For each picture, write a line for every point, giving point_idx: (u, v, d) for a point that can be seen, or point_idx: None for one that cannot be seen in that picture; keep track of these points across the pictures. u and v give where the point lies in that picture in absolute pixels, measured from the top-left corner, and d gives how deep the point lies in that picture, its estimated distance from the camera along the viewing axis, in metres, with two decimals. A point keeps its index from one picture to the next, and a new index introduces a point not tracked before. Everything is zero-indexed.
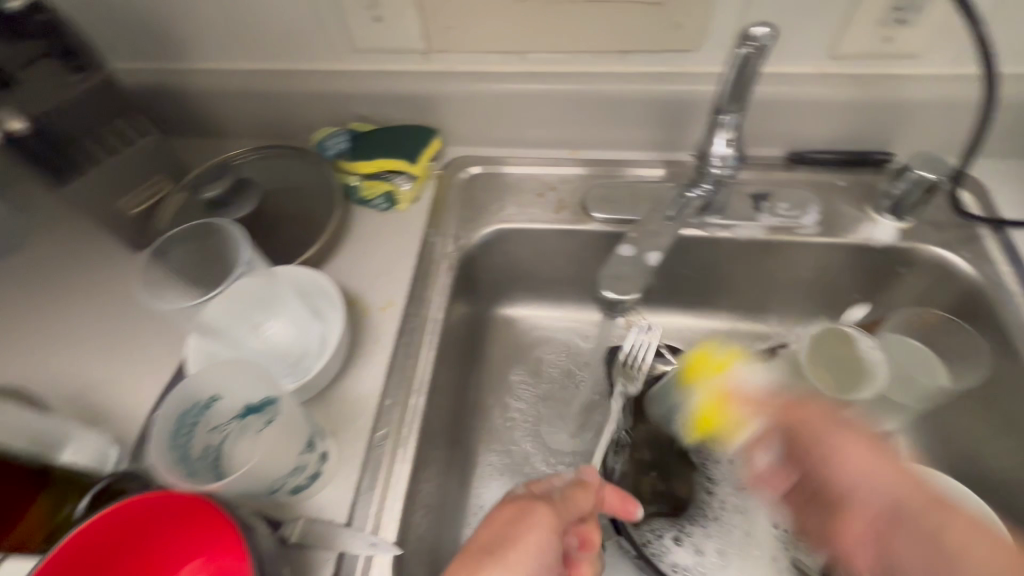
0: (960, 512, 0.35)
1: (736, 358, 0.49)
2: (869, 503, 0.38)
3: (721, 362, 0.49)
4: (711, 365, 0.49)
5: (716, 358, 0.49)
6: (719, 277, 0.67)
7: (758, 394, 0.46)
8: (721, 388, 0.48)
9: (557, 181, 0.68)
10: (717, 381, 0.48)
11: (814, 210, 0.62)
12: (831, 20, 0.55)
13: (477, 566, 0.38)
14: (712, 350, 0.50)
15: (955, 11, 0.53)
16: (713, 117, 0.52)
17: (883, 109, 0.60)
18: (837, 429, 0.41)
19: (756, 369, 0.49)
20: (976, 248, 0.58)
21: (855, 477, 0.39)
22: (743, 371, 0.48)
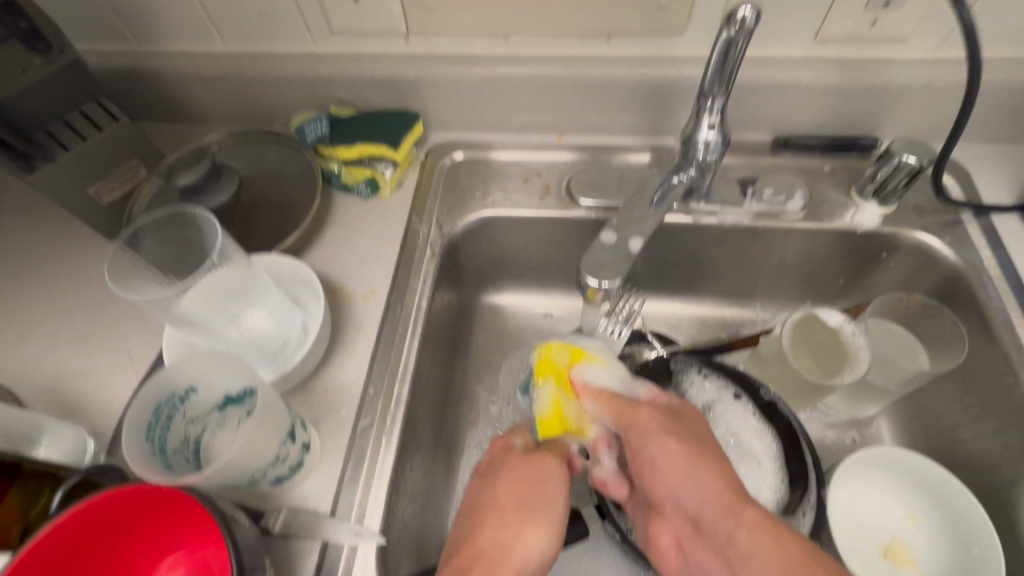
0: (748, 518, 0.37)
1: (583, 357, 0.48)
2: (679, 508, 0.41)
3: (562, 365, 0.48)
4: (547, 370, 0.48)
5: (553, 361, 0.48)
6: (705, 263, 0.67)
7: (600, 393, 0.46)
8: (556, 393, 0.47)
9: (543, 167, 0.68)
10: (549, 387, 0.47)
11: (799, 195, 0.62)
12: (817, 2, 0.54)
13: (522, 528, 0.42)
14: (551, 354, 0.48)
15: None
16: (697, 102, 0.51)
17: (868, 93, 0.59)
18: (654, 439, 0.42)
19: (604, 368, 0.48)
20: (959, 233, 0.58)
21: (668, 486, 0.41)
22: (585, 369, 0.47)
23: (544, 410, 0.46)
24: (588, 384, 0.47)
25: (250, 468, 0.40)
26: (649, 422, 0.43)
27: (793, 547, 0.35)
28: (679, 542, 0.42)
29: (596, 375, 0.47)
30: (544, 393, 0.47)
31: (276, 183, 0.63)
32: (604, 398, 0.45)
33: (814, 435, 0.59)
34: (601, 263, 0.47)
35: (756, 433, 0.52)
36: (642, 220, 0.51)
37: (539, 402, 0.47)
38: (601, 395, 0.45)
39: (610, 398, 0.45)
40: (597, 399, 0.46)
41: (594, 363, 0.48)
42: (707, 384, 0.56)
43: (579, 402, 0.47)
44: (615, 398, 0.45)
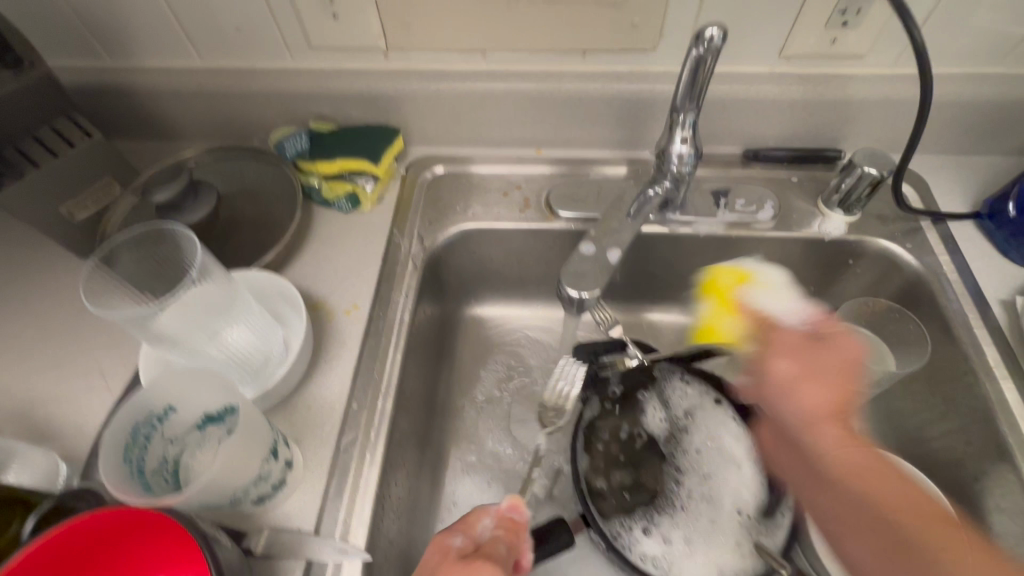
0: (891, 492, 0.39)
1: (747, 278, 0.56)
2: (820, 469, 0.43)
3: (726, 283, 0.56)
4: (719, 292, 0.56)
5: (716, 279, 0.56)
6: (681, 273, 0.69)
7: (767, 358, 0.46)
8: (710, 308, 0.56)
9: (522, 181, 0.69)
10: (706, 303, 0.57)
11: (769, 205, 0.64)
12: (779, 22, 0.57)
13: None
14: (716, 275, 0.57)
15: (893, 15, 0.55)
16: (670, 117, 0.53)
17: (830, 108, 0.62)
18: (802, 409, 0.44)
19: (771, 291, 0.55)
20: (919, 239, 0.61)
21: (817, 452, 0.43)
22: (749, 289, 0.55)
23: (700, 318, 0.58)
24: (752, 300, 0.54)
25: (232, 488, 0.40)
26: (814, 344, 0.46)
27: (945, 535, 0.36)
28: (782, 430, 0.48)
29: (761, 295, 0.54)
30: (700, 310, 0.58)
31: (256, 198, 0.63)
32: (769, 322, 0.50)
33: None
34: (581, 273, 0.48)
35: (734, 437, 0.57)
36: (619, 231, 0.52)
37: (700, 310, 0.57)
38: (765, 316, 0.51)
39: (773, 323, 0.49)
40: (762, 318, 0.51)
41: (756, 284, 0.55)
42: (689, 389, 0.60)
43: None
44: (774, 326, 0.49)
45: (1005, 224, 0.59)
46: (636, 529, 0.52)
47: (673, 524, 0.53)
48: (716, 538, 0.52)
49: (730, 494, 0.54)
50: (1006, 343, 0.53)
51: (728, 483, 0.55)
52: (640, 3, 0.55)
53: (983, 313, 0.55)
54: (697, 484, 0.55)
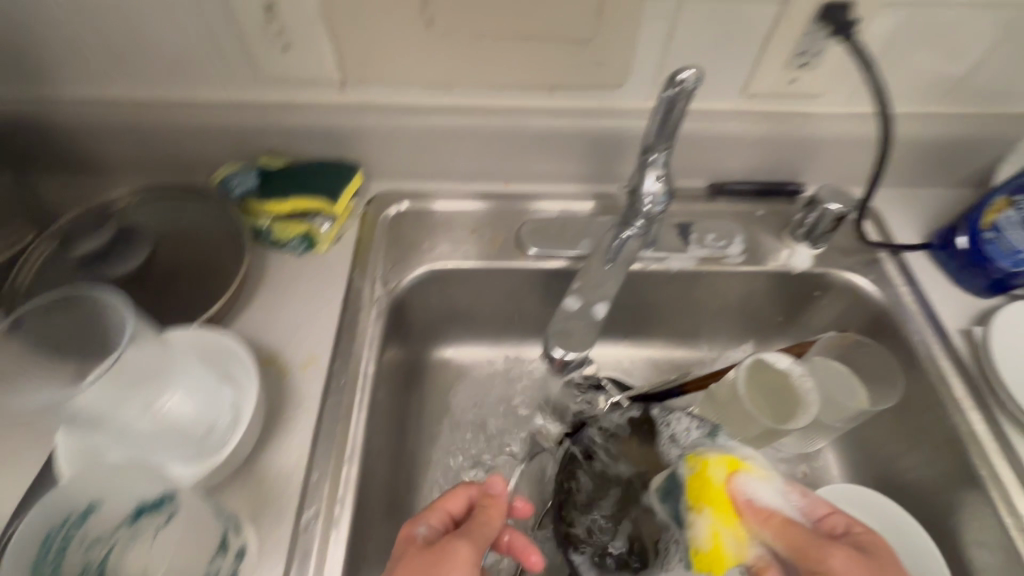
0: None
1: (741, 466, 0.44)
2: None
3: (719, 482, 0.43)
4: (715, 496, 0.43)
5: (708, 478, 0.44)
6: (654, 308, 0.68)
7: (766, 509, 0.42)
8: (712, 523, 0.42)
9: (490, 217, 0.66)
10: (706, 517, 0.42)
11: (738, 240, 0.64)
12: (741, 63, 0.57)
13: None
14: (705, 467, 0.44)
15: (848, 58, 0.57)
16: (642, 157, 0.53)
17: (792, 144, 0.63)
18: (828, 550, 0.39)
19: (770, 482, 0.44)
20: (880, 271, 0.62)
21: None
22: (747, 480, 0.43)
23: (700, 542, 0.42)
24: (752, 499, 0.42)
25: None
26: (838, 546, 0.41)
27: None
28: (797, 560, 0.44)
29: (759, 487, 0.43)
30: (700, 523, 0.43)
31: (198, 241, 0.57)
32: (774, 518, 0.41)
33: None
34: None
35: None
36: None
37: (695, 533, 0.43)
38: (770, 514, 0.41)
39: (784, 521, 0.41)
40: (766, 522, 0.41)
41: (754, 473, 0.44)
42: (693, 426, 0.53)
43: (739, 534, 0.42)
44: (789, 523, 0.41)
45: (959, 254, 0.60)
46: None
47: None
48: None
49: None
50: (969, 374, 0.54)
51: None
52: (608, 40, 0.54)
53: (945, 344, 0.57)
54: None
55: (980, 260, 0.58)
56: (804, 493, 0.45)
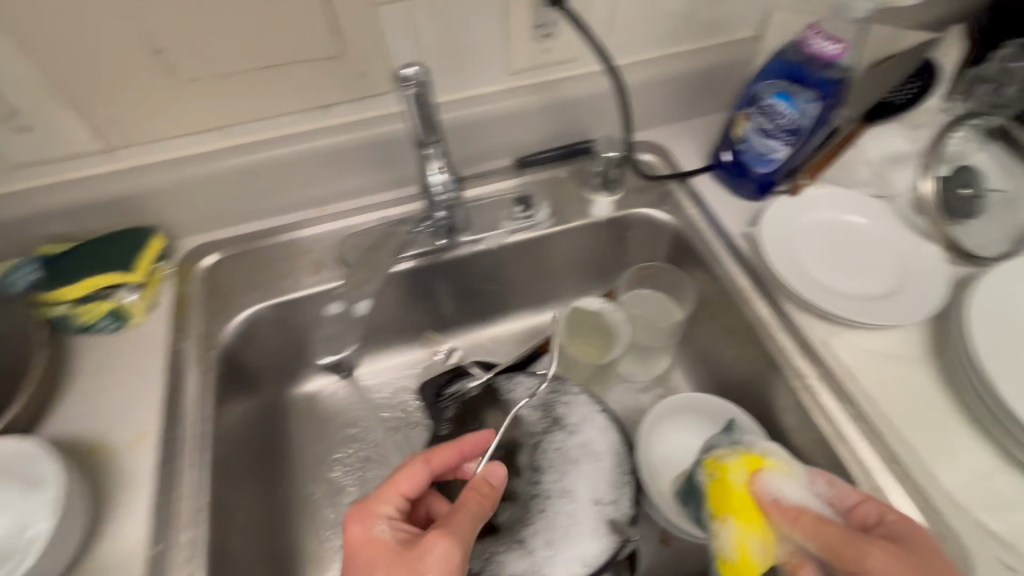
0: None
1: (762, 464, 0.44)
2: None
3: (742, 486, 0.43)
4: (738, 502, 0.42)
5: (730, 485, 0.43)
6: (495, 286, 0.72)
7: (793, 507, 0.41)
8: (737, 532, 0.41)
9: (311, 244, 0.66)
10: (729, 525, 0.42)
11: (544, 206, 0.69)
12: (496, 45, 0.61)
13: None
14: (725, 473, 0.44)
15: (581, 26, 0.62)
16: (421, 152, 0.56)
17: (568, 108, 0.69)
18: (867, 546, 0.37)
19: (793, 477, 0.43)
20: (671, 202, 0.69)
21: None
22: (770, 478, 0.42)
23: (727, 552, 0.41)
24: (779, 497, 0.42)
25: None
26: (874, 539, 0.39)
27: None
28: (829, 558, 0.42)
29: (785, 486, 0.42)
30: (726, 532, 0.42)
31: None
32: (804, 517, 0.40)
33: (626, 406, 0.67)
34: None
35: (601, 430, 0.56)
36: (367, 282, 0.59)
37: (721, 543, 0.42)
38: (798, 513, 0.40)
39: (813, 520, 0.39)
40: (795, 522, 0.40)
41: (777, 470, 0.43)
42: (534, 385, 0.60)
43: (767, 543, 0.41)
44: (821, 521, 0.39)
45: (728, 168, 0.67)
46: (500, 550, 0.50)
47: (532, 529, 0.51)
48: (575, 530, 0.50)
49: (586, 484, 0.53)
50: (751, 269, 0.62)
51: (586, 477, 0.53)
52: (360, 51, 0.56)
53: (731, 250, 0.64)
54: (555, 478, 0.54)
55: (744, 170, 0.65)
56: (831, 481, 0.44)
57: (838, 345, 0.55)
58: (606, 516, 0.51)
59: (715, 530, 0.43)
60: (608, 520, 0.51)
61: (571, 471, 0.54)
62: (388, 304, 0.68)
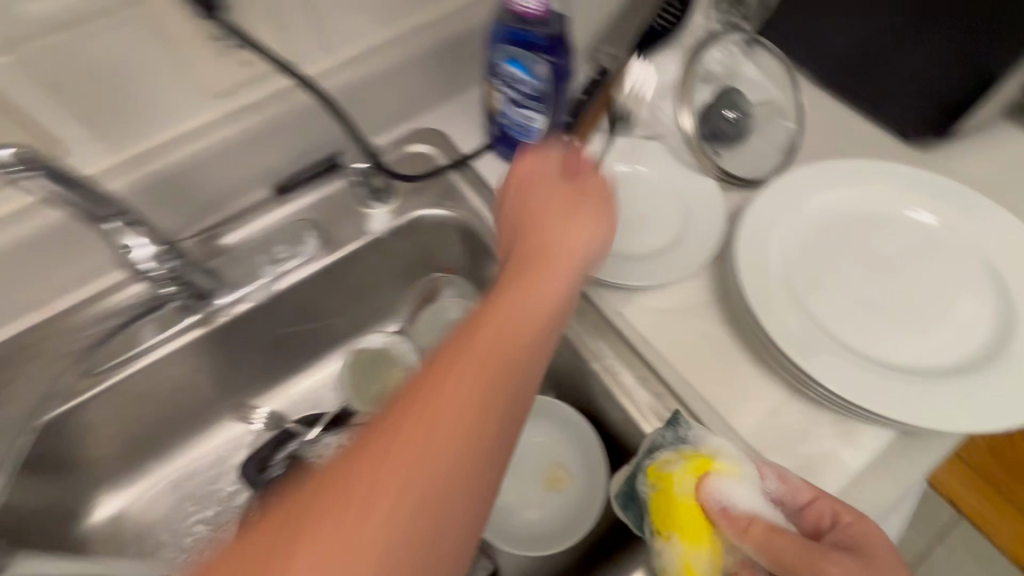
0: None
1: (710, 466, 0.39)
2: None
3: (689, 497, 0.38)
4: (684, 518, 0.38)
5: (674, 497, 0.38)
6: (291, 335, 0.64)
7: (747, 514, 0.37)
8: (683, 551, 0.38)
9: (30, 359, 0.53)
10: (674, 544, 0.38)
11: (309, 236, 0.60)
12: (172, 74, 0.49)
13: None
14: (671, 484, 0.38)
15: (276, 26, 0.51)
16: (103, 230, 0.45)
17: (306, 120, 0.58)
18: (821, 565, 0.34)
19: (743, 478, 0.39)
20: (453, 195, 0.63)
21: None
22: (719, 483, 0.38)
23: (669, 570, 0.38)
24: (728, 506, 0.37)
25: None
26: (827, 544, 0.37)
27: None
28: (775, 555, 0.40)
29: (736, 490, 0.38)
30: (670, 550, 0.38)
31: None
32: (754, 529, 0.36)
33: None
34: None
35: None
36: None
37: (664, 562, 0.38)
38: (749, 526, 0.36)
39: (767, 533, 0.36)
40: (746, 534, 0.36)
41: (728, 474, 0.38)
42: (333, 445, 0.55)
43: (715, 557, 0.37)
44: (775, 532, 0.36)
45: (504, 145, 0.61)
46: None
47: None
48: None
49: None
50: None
51: None
52: None
53: None
54: None
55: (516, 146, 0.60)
56: (783, 478, 0.40)
57: (631, 312, 0.53)
58: None
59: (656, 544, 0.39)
60: None
61: None
62: (163, 396, 0.58)
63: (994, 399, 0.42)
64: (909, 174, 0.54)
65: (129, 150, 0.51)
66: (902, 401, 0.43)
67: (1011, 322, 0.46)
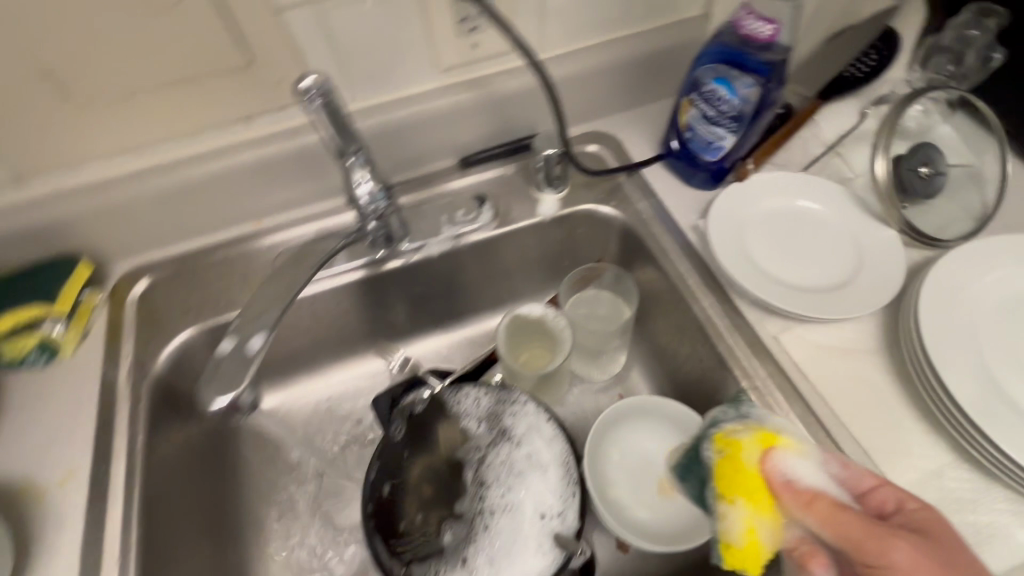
0: None
1: (775, 442, 0.39)
2: None
3: (753, 465, 0.38)
4: (748, 483, 0.38)
5: (741, 463, 0.38)
6: (448, 294, 0.71)
7: (800, 494, 0.36)
8: (747, 514, 0.37)
9: (245, 262, 0.63)
10: (738, 507, 0.38)
11: (487, 208, 0.66)
12: (420, 43, 0.57)
13: None
14: (738, 449, 0.39)
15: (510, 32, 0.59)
16: (342, 163, 0.53)
17: (506, 102, 0.64)
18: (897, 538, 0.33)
19: (810, 459, 0.38)
20: (621, 196, 0.66)
21: None
22: (785, 456, 0.38)
23: (733, 536, 0.38)
24: (792, 479, 0.37)
25: None
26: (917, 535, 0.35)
27: None
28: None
29: (799, 466, 0.38)
30: (734, 513, 0.38)
31: None
32: (818, 503, 0.35)
33: (585, 406, 0.67)
34: (229, 378, 0.44)
35: (548, 441, 0.54)
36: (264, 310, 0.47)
37: (728, 525, 0.38)
38: (813, 498, 0.35)
39: (832, 507, 0.35)
40: (808, 506, 0.35)
41: (793, 449, 0.38)
42: (481, 395, 0.58)
43: (777, 524, 0.37)
44: (839, 507, 0.35)
45: (678, 156, 0.64)
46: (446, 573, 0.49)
47: (477, 547, 0.50)
48: (521, 550, 0.49)
49: (528, 496, 0.52)
50: (700, 264, 0.60)
51: (531, 489, 0.52)
52: (270, 58, 0.53)
53: (681, 246, 0.61)
54: (500, 493, 0.53)
55: (692, 159, 0.62)
56: (844, 464, 0.39)
57: (789, 340, 0.53)
58: (552, 531, 0.50)
59: (716, 506, 0.39)
60: (552, 537, 0.49)
61: (516, 484, 0.53)
62: (343, 315, 0.67)
63: None
64: None
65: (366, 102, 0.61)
66: None
67: None
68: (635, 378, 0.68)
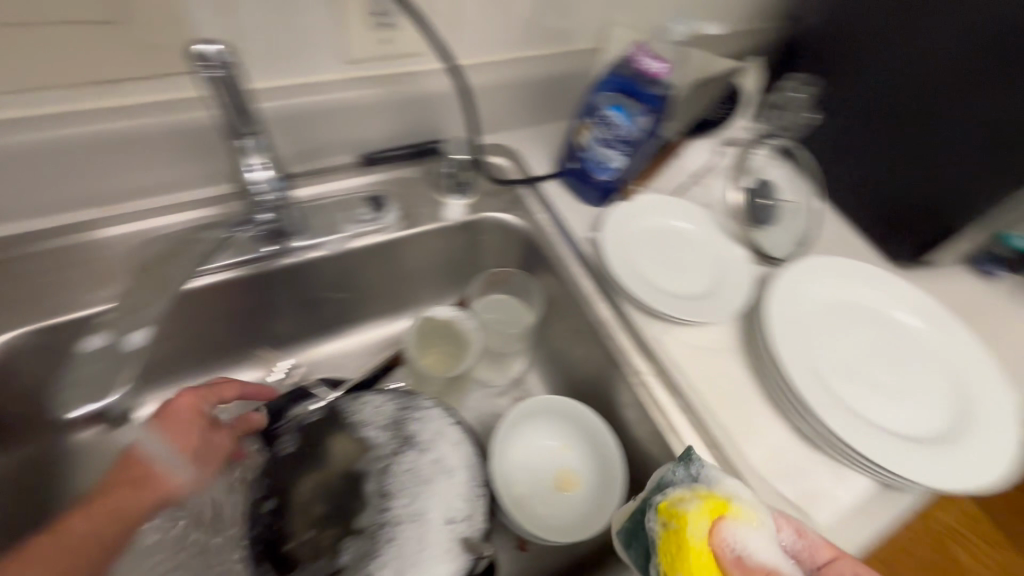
0: None
1: (726, 510, 0.38)
2: None
3: (701, 540, 0.36)
4: (694, 563, 0.36)
5: (686, 539, 0.37)
6: (344, 297, 0.67)
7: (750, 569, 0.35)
8: None
9: (93, 254, 0.55)
10: None
11: (392, 208, 0.65)
12: (326, 30, 0.54)
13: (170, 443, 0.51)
14: (684, 524, 0.37)
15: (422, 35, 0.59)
16: (233, 144, 0.47)
17: (413, 103, 0.64)
18: None
19: (759, 528, 0.38)
20: (522, 206, 0.70)
21: None
22: (733, 530, 0.37)
23: None
24: (741, 554, 0.36)
25: None
26: None
27: None
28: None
29: (751, 539, 0.37)
30: None
31: None
32: None
33: (485, 410, 0.68)
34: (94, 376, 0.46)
35: (453, 445, 0.54)
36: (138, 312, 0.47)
37: None
38: None
39: None
40: None
41: (742, 519, 0.38)
42: (382, 403, 0.56)
43: None
44: None
45: (573, 174, 0.69)
46: None
47: (377, 561, 0.47)
48: (426, 558, 0.47)
49: (433, 502, 0.50)
50: (593, 272, 0.65)
51: (436, 494, 0.51)
52: (145, 18, 0.46)
53: (577, 255, 0.66)
54: (403, 501, 0.50)
55: (585, 176, 0.67)
56: (799, 532, 0.41)
57: (669, 341, 0.60)
58: (459, 535, 0.48)
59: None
60: (458, 541, 0.48)
61: (421, 491, 0.51)
62: (221, 316, 0.60)
63: (954, 465, 0.51)
64: (888, 274, 0.67)
65: (259, 84, 0.56)
66: (883, 450, 0.51)
67: (962, 413, 0.56)
68: (532, 381, 0.71)
